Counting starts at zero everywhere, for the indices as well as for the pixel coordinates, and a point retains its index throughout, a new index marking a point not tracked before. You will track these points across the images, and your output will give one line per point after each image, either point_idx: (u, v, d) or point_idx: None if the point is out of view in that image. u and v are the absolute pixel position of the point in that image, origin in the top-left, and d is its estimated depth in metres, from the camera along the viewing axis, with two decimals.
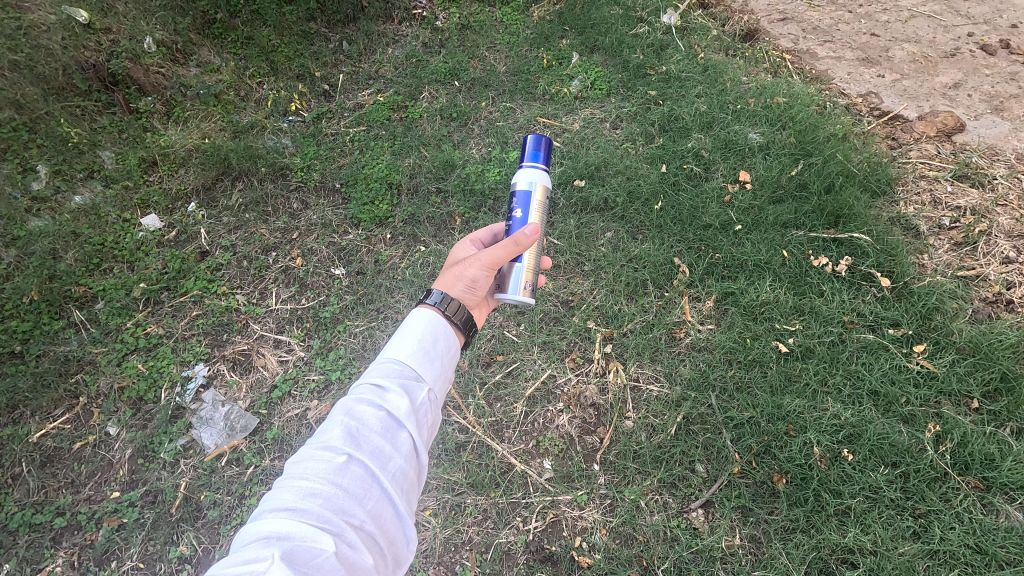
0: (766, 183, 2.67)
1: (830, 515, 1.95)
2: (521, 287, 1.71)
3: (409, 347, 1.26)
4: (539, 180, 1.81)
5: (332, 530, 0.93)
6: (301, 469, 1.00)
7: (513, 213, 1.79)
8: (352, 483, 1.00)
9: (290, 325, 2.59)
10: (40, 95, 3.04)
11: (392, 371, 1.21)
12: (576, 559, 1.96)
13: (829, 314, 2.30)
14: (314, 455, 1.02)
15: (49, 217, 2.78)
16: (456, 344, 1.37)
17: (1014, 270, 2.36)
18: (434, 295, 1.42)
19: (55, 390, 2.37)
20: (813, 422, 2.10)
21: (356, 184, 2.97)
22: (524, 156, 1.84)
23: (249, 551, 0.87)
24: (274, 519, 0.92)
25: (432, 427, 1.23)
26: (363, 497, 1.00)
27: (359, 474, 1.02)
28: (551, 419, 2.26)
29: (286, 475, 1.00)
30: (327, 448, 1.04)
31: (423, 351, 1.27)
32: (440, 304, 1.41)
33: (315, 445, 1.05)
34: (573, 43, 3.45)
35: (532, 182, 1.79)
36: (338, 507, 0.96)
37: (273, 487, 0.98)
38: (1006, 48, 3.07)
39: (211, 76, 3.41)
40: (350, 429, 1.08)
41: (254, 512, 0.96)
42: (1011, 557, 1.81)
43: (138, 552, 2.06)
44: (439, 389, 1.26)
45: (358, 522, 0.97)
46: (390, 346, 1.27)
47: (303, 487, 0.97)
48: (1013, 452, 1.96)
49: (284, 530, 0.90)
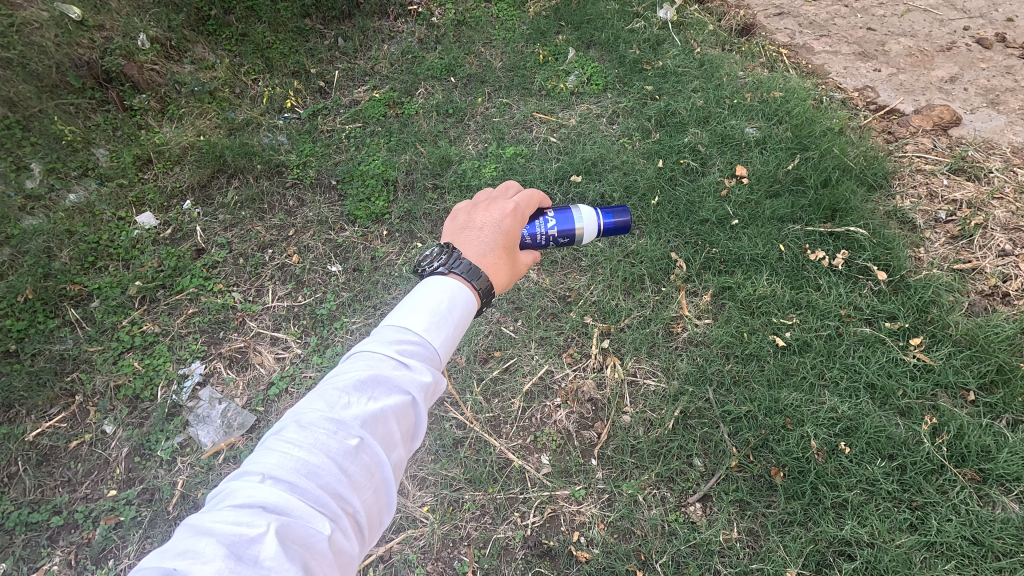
0: (763, 178, 2.67)
1: (828, 507, 1.95)
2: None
3: (434, 325, 1.22)
4: (586, 227, 1.82)
5: (330, 513, 0.92)
6: (310, 438, 0.97)
7: (555, 227, 1.76)
8: (356, 466, 0.99)
9: (286, 322, 2.58)
10: (33, 93, 3.02)
11: (414, 349, 1.18)
12: (574, 554, 1.96)
13: (826, 308, 2.30)
14: (326, 425, 0.99)
15: (43, 215, 2.76)
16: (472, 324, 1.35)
17: (1010, 262, 2.36)
18: (461, 269, 1.38)
19: (50, 389, 2.36)
20: (810, 416, 2.10)
21: (352, 180, 2.96)
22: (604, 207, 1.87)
23: (244, 517, 0.85)
24: (273, 487, 0.90)
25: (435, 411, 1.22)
26: (364, 483, 0.99)
27: (365, 458, 1.00)
28: (549, 414, 2.26)
29: (291, 437, 0.97)
30: (340, 421, 1.01)
31: (445, 332, 1.23)
32: (466, 277, 1.37)
33: (327, 413, 1.02)
34: (570, 38, 3.45)
35: (582, 219, 1.81)
36: (340, 489, 0.95)
37: (275, 447, 0.95)
38: (1002, 41, 3.07)
39: (206, 72, 3.39)
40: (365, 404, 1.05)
41: (251, 470, 0.93)
42: (1007, 548, 1.82)
43: (135, 550, 2.04)
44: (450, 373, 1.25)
45: (354, 509, 0.96)
46: (417, 317, 1.22)
47: (309, 459, 0.95)
48: (1009, 444, 1.97)
49: (283, 503, 0.89)
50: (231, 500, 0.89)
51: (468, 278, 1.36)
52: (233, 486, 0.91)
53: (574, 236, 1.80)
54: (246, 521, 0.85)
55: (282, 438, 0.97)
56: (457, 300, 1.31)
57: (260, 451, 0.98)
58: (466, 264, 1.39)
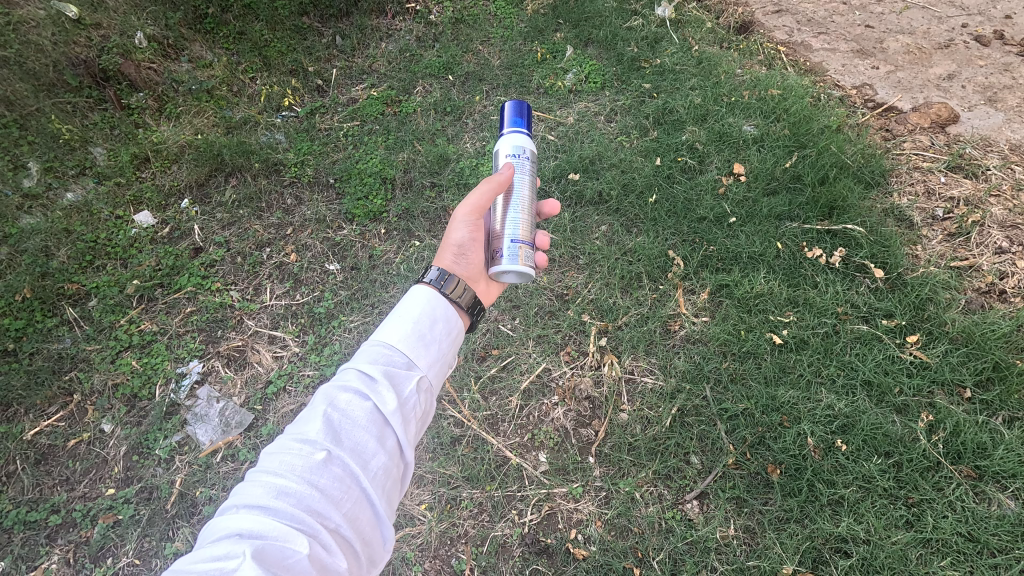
0: (761, 175, 2.68)
1: (824, 505, 1.96)
2: (520, 258, 1.64)
3: (402, 332, 1.25)
4: (525, 144, 1.81)
5: (306, 530, 0.93)
6: (277, 462, 1.00)
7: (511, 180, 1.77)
8: (330, 482, 1.00)
9: (284, 320, 2.58)
10: (30, 92, 3.02)
11: (382, 360, 1.20)
12: (571, 551, 1.97)
13: (823, 306, 2.30)
14: (293, 447, 1.02)
15: (40, 215, 2.76)
16: (459, 326, 1.37)
17: (1007, 260, 2.37)
18: (431, 274, 1.43)
19: (49, 387, 2.36)
20: (808, 413, 2.10)
21: (350, 179, 2.96)
22: (505, 123, 1.84)
23: (219, 548, 0.87)
24: (245, 516, 0.92)
25: (421, 419, 1.22)
26: (342, 497, 1.00)
27: (337, 472, 1.02)
28: (546, 412, 2.26)
29: (262, 467, 1.00)
30: (307, 440, 1.04)
31: (416, 335, 1.26)
32: (440, 283, 1.42)
33: (294, 436, 1.05)
34: (567, 36, 3.44)
35: (518, 147, 1.79)
36: (314, 506, 0.96)
37: (248, 478, 0.98)
38: (1000, 39, 3.07)
39: (203, 70, 3.38)
40: (332, 420, 1.08)
41: (225, 504, 0.96)
42: (1002, 544, 1.82)
43: (133, 548, 2.05)
44: (431, 377, 1.25)
45: (334, 524, 0.97)
46: (384, 330, 1.25)
47: (278, 482, 0.97)
48: (1005, 441, 1.97)
49: (256, 528, 0.91)
50: (209, 537, 0.91)
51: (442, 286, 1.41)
52: (210, 524, 0.94)
53: (530, 159, 1.82)
54: (223, 551, 0.87)
55: (254, 469, 1.00)
56: (427, 306, 1.32)
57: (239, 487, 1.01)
58: (436, 269, 1.45)
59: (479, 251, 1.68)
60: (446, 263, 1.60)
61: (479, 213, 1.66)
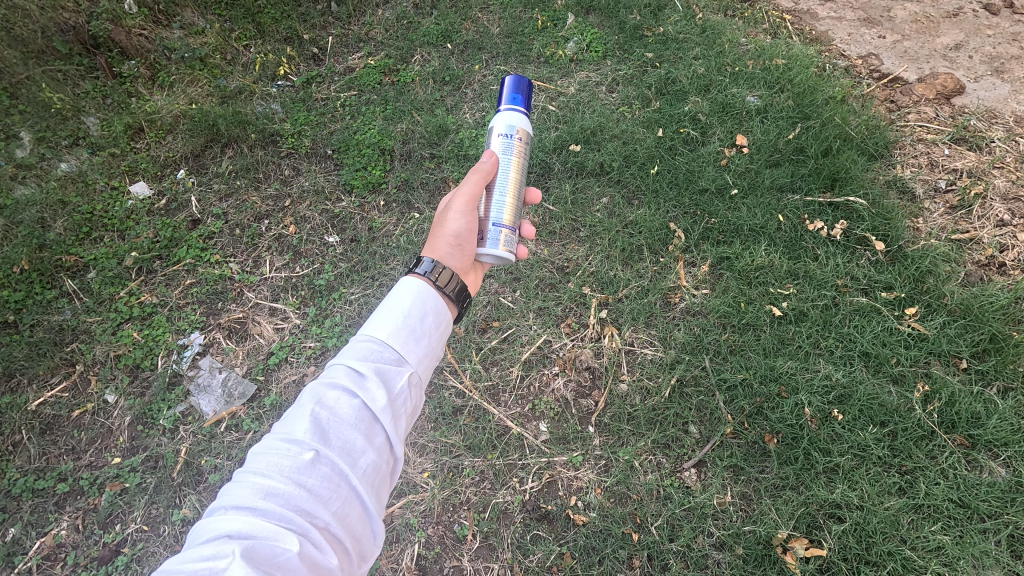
0: (763, 147, 2.66)
1: (819, 472, 2.00)
2: (502, 243, 1.67)
3: (390, 327, 1.25)
4: (518, 125, 1.74)
5: (297, 529, 0.95)
6: (265, 462, 1.01)
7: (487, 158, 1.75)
8: (318, 481, 1.01)
9: (285, 292, 2.58)
10: (19, 59, 2.98)
11: (371, 355, 1.20)
12: (571, 517, 2.01)
13: (823, 279, 2.32)
14: (281, 446, 1.03)
15: (35, 185, 2.73)
16: (447, 316, 1.38)
17: (1008, 232, 2.38)
18: (423, 265, 1.44)
19: (51, 358, 2.37)
20: (804, 383, 2.14)
21: (349, 149, 2.94)
22: (503, 98, 1.76)
23: (208, 548, 0.88)
24: (234, 517, 0.93)
25: (411, 412, 1.24)
26: (330, 496, 1.02)
27: (326, 471, 1.03)
28: (547, 382, 2.29)
29: (249, 468, 1.01)
30: (294, 440, 1.05)
31: (406, 330, 1.26)
32: (431, 274, 1.42)
33: (282, 435, 1.06)
34: (568, 3, 3.38)
35: (511, 125, 1.72)
36: (303, 506, 0.97)
37: (236, 478, 1.00)
38: (1009, 7, 3.02)
39: (196, 38, 3.32)
40: (320, 419, 1.09)
41: (213, 505, 0.97)
42: (992, 510, 1.87)
43: (141, 515, 2.08)
44: (421, 372, 1.26)
45: (323, 522, 0.99)
46: (372, 325, 1.25)
47: (266, 483, 0.98)
48: (999, 410, 2.01)
49: (246, 528, 0.92)
50: (197, 537, 0.92)
51: (433, 279, 1.41)
52: (198, 525, 0.95)
53: (524, 140, 1.74)
54: (214, 551, 0.88)
55: (241, 470, 1.01)
56: (421, 300, 1.32)
57: (229, 484, 1.01)
58: (428, 260, 1.45)
59: (473, 242, 1.65)
60: (440, 255, 1.58)
61: (472, 203, 1.63)
